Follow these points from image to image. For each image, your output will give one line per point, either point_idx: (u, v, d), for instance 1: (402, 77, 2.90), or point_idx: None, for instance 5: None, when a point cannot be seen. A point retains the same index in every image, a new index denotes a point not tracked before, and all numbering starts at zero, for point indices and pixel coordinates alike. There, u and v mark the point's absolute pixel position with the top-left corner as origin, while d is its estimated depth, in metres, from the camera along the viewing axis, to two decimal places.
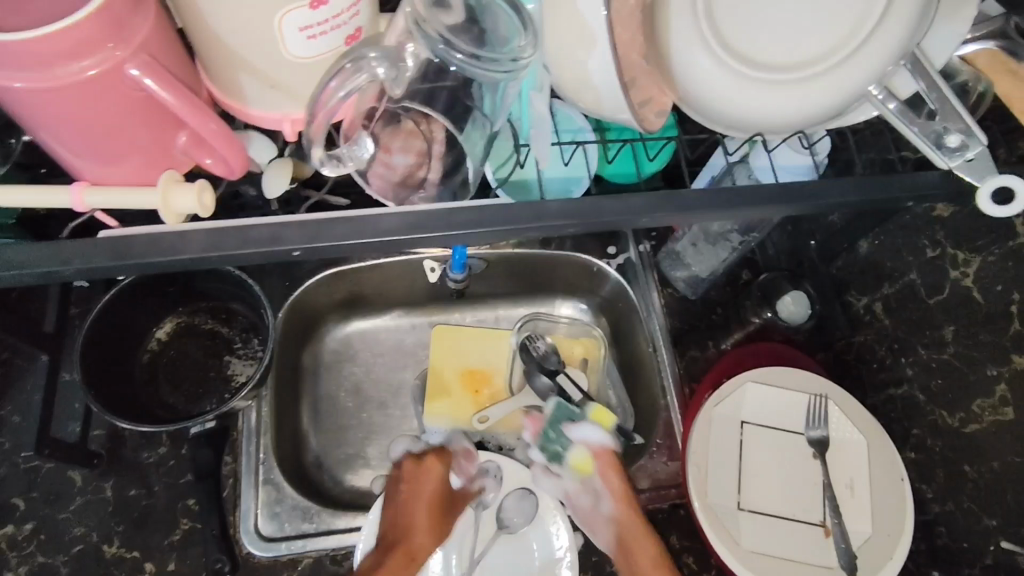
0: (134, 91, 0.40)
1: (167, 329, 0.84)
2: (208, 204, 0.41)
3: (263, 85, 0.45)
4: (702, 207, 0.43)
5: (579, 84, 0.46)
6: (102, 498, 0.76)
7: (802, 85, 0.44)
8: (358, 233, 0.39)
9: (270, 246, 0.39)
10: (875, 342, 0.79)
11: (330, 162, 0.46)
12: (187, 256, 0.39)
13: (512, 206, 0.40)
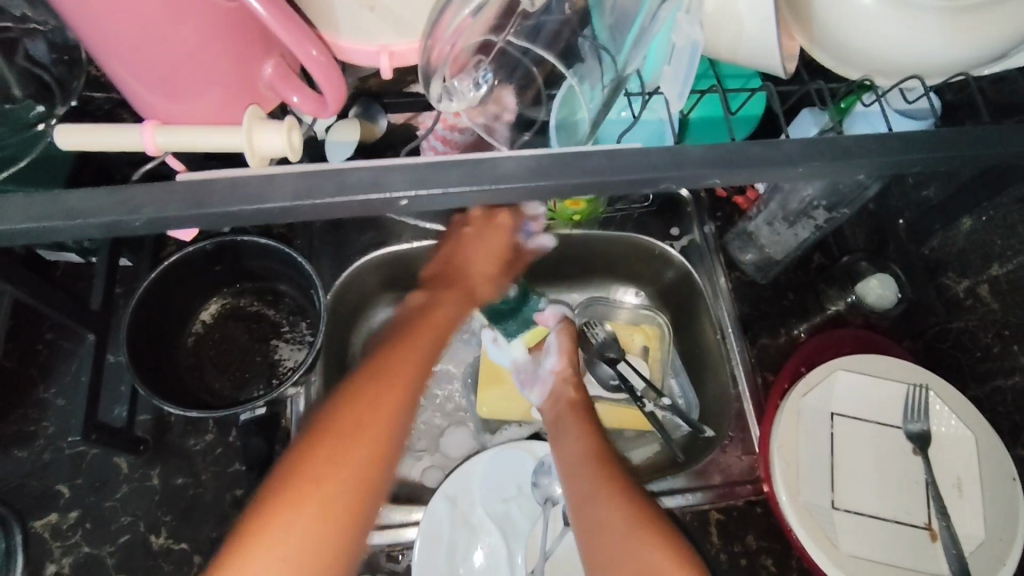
0: (222, 5, 0.35)
1: (212, 310, 0.81)
2: (298, 144, 0.36)
3: (361, 5, 0.39)
4: (851, 159, 0.37)
5: (722, 16, 0.42)
6: (149, 486, 0.72)
7: (982, 12, 0.36)
8: (471, 179, 0.34)
9: (373, 194, 0.34)
10: (980, 329, 0.71)
11: (445, 96, 0.42)
12: (273, 207, 0.34)
13: (637, 153, 0.35)
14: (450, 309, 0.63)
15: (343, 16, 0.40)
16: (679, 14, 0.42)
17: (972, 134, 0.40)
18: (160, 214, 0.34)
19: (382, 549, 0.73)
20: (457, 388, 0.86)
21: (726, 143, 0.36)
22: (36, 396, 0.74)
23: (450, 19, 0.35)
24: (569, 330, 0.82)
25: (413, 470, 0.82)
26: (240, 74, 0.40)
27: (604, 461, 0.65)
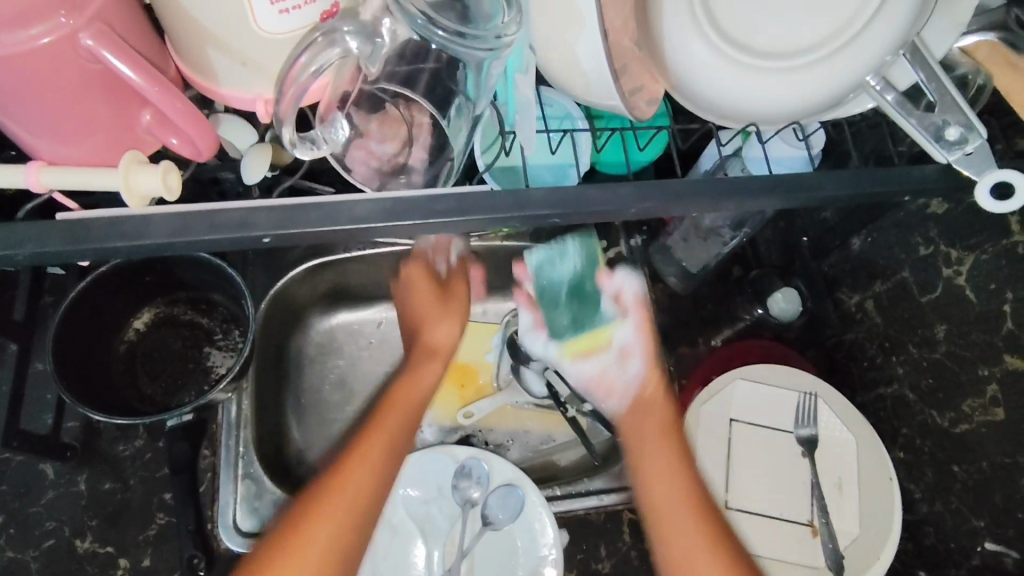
0: (90, 63, 0.39)
1: (145, 319, 0.82)
2: (174, 186, 0.40)
3: (234, 62, 0.42)
4: (688, 200, 0.41)
5: (569, 70, 0.44)
6: (74, 491, 0.74)
7: (802, 71, 0.43)
8: (332, 219, 0.38)
9: (241, 232, 0.36)
10: (865, 340, 0.77)
11: (303, 145, 0.45)
12: (153, 241, 0.37)
13: (488, 196, 0.39)
14: (428, 374, 0.67)
15: (223, 73, 0.43)
16: (518, 73, 0.47)
17: (810, 180, 0.43)
18: (52, 247, 0.37)
19: None
20: None
21: (571, 186, 0.40)
22: None
23: (296, 75, 0.39)
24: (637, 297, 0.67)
25: None
26: (118, 119, 0.43)
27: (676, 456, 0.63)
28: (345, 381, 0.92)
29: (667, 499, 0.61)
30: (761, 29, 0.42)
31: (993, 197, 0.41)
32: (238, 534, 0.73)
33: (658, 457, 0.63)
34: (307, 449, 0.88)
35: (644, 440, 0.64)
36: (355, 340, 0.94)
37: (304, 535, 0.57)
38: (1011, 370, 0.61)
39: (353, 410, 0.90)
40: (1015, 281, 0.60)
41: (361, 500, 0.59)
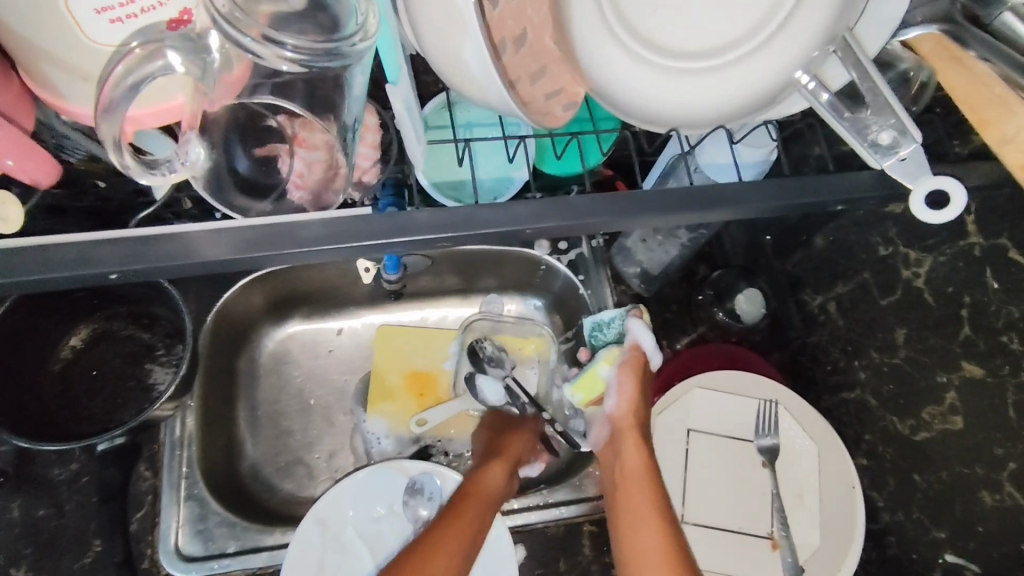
0: None
1: (82, 336, 0.79)
2: (10, 216, 0.47)
3: (73, 76, 0.39)
4: (586, 212, 0.43)
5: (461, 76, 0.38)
6: (7, 519, 0.71)
7: (724, 71, 0.39)
8: (187, 254, 0.41)
9: (82, 267, 0.40)
10: (829, 343, 0.75)
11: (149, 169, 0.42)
12: (9, 278, 0.39)
13: (366, 220, 0.43)
14: (492, 475, 0.73)
15: (63, 86, 0.40)
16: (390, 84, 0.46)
17: (719, 193, 0.44)
18: None
19: (254, 570, 0.73)
20: (350, 406, 0.89)
21: (462, 207, 0.43)
22: None
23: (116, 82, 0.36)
24: (635, 357, 0.71)
25: (301, 488, 0.85)
26: None
27: (651, 503, 0.62)
28: (301, 393, 0.89)
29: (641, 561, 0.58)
30: (676, 27, 0.39)
31: (928, 204, 0.40)
32: (179, 558, 0.72)
33: (631, 505, 0.62)
34: (262, 463, 0.85)
35: (627, 530, 0.61)
36: (310, 351, 0.91)
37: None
38: (968, 378, 0.60)
39: (308, 423, 0.87)
40: (973, 285, 0.58)
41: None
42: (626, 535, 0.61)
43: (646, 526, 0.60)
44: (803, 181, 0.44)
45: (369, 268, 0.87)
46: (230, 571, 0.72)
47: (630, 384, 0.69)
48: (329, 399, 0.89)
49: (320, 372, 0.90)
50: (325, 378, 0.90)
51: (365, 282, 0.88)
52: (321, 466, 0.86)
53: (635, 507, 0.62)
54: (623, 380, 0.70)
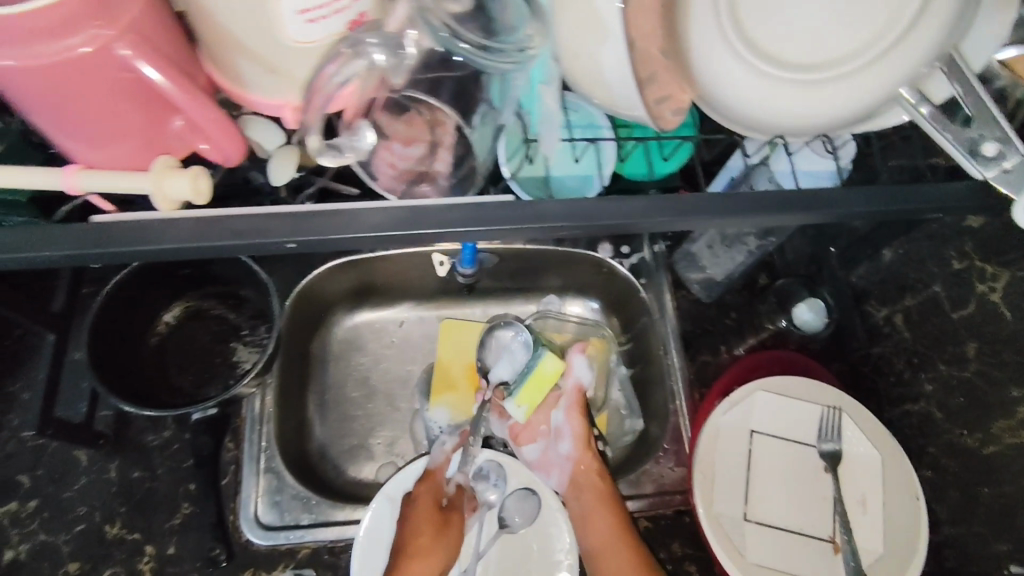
0: (123, 74, 0.38)
1: (176, 312, 0.85)
2: (203, 189, 0.41)
3: (262, 69, 0.42)
4: (694, 214, 0.44)
5: (594, 82, 0.43)
6: (105, 478, 0.76)
7: (837, 83, 0.41)
8: (341, 229, 0.41)
9: (259, 239, 0.41)
10: (893, 354, 0.76)
11: (330, 152, 0.47)
12: (172, 244, 0.40)
13: (497, 209, 0.42)
14: (427, 569, 0.71)
15: (247, 76, 0.43)
16: (542, 84, 0.49)
17: (823, 197, 0.44)
18: (66, 250, 0.40)
19: (325, 544, 0.76)
20: (413, 393, 0.92)
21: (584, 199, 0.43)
22: (3, 389, 0.78)
23: (326, 83, 0.41)
24: (579, 397, 0.84)
25: (364, 470, 0.88)
26: (149, 126, 0.42)
27: (612, 523, 0.74)
28: (368, 379, 0.93)
29: None
30: (791, 41, 0.41)
31: None
32: (258, 526, 0.76)
33: (600, 529, 0.75)
34: (329, 444, 0.89)
35: (601, 557, 0.73)
36: (379, 339, 0.95)
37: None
38: None
39: (373, 408, 0.91)
40: None
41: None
42: (598, 556, 0.74)
43: (615, 548, 0.73)
44: (905, 190, 0.44)
45: (444, 261, 0.91)
46: (303, 543, 0.76)
47: (578, 421, 0.83)
48: (394, 385, 0.93)
49: (385, 360, 0.94)
50: (390, 365, 0.94)
51: (440, 274, 0.92)
52: (383, 449, 0.89)
53: (602, 534, 0.74)
54: (577, 425, 0.83)
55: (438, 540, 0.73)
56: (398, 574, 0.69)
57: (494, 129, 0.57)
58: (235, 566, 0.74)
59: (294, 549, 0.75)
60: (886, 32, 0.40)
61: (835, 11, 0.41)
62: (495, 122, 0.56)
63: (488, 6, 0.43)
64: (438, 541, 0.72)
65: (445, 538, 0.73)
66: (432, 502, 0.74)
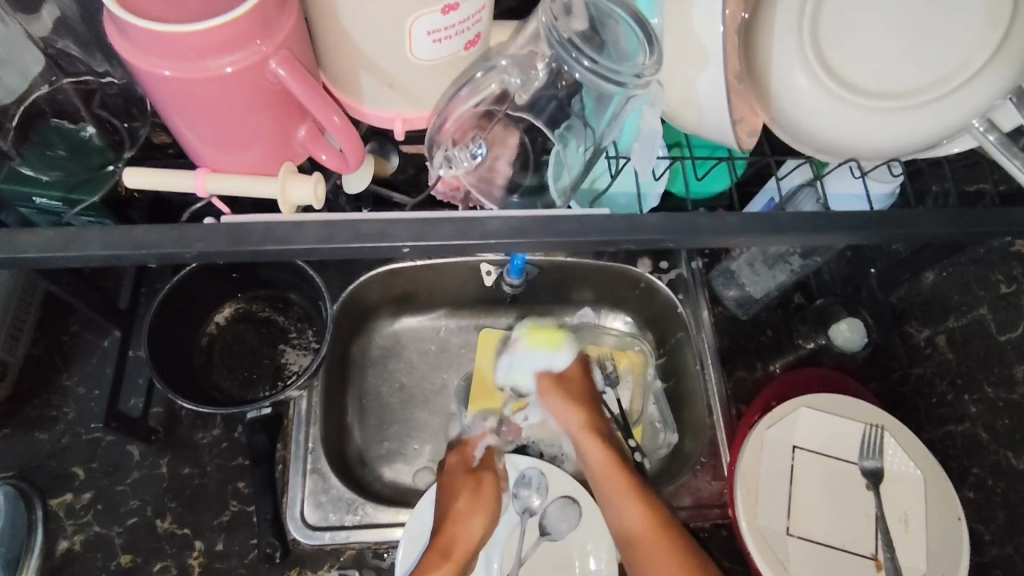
0: (270, 86, 0.39)
1: (226, 313, 0.87)
2: (322, 195, 0.43)
3: (380, 84, 0.44)
4: (788, 231, 0.44)
5: (684, 103, 0.47)
6: (157, 474, 0.78)
7: (917, 111, 0.43)
8: (466, 234, 0.40)
9: (380, 242, 0.40)
10: (934, 375, 0.77)
11: (443, 164, 0.48)
12: (300, 247, 0.40)
13: (606, 220, 0.42)
14: (475, 527, 0.74)
15: (365, 90, 0.45)
16: (644, 106, 0.47)
17: (905, 217, 0.45)
18: (175, 250, 0.40)
19: (370, 546, 0.78)
20: (450, 400, 0.93)
21: (686, 213, 0.43)
22: (60, 383, 0.80)
23: (458, 107, 0.44)
24: (547, 381, 0.86)
25: (402, 475, 0.89)
26: (278, 134, 0.43)
27: (635, 497, 0.74)
28: (405, 384, 0.94)
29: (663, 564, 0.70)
30: (871, 70, 0.43)
31: None
32: (304, 525, 0.77)
33: (624, 503, 0.74)
34: (367, 449, 0.91)
35: (644, 548, 0.71)
36: (416, 345, 0.96)
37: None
38: None
39: (411, 413, 0.92)
40: None
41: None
42: (624, 523, 0.74)
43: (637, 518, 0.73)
44: (975, 215, 0.46)
45: (489, 271, 0.92)
46: (348, 544, 0.77)
47: (559, 399, 0.84)
48: (431, 391, 0.93)
49: (422, 367, 0.95)
50: (427, 371, 0.95)
51: (486, 284, 0.93)
52: (421, 455, 0.90)
53: (624, 501, 0.74)
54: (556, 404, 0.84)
55: (476, 501, 0.76)
56: (450, 538, 0.72)
57: (583, 155, 0.50)
58: (283, 564, 0.76)
59: (340, 549, 0.77)
60: (966, 66, 0.42)
61: (911, 44, 0.43)
62: (582, 146, 0.49)
63: (600, 29, 0.42)
64: (474, 501, 0.76)
65: (483, 498, 0.76)
66: (464, 473, 0.78)
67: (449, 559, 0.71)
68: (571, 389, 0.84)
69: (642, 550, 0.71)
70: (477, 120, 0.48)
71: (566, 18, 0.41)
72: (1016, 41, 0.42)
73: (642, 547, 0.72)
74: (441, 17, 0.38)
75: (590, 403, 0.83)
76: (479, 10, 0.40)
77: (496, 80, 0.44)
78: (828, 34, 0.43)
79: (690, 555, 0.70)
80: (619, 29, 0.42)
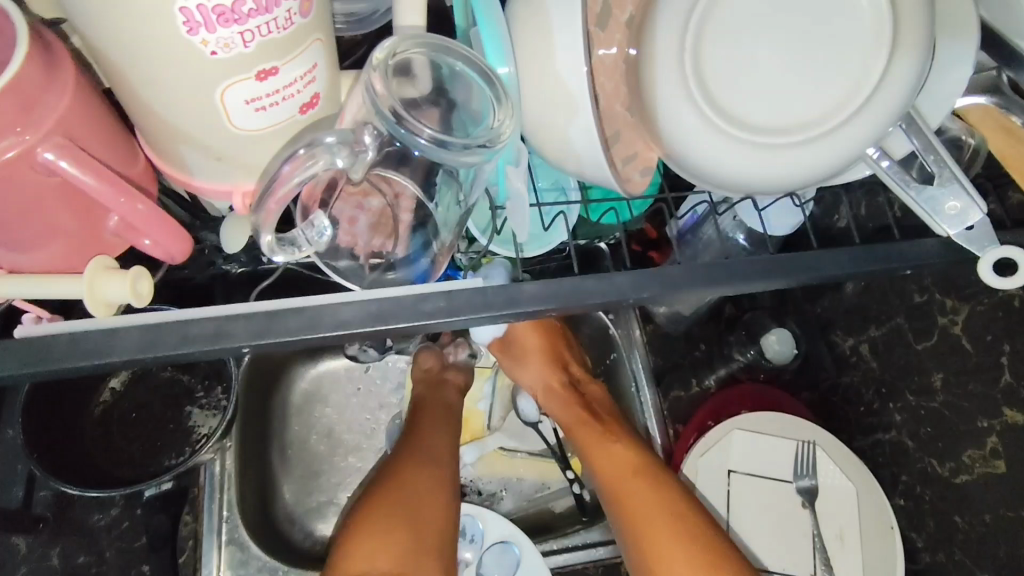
0: (46, 178, 0.35)
1: (122, 378, 0.78)
2: (144, 292, 0.38)
3: (207, 156, 0.38)
4: (685, 288, 0.41)
5: (561, 149, 0.42)
6: (46, 566, 0.70)
7: (800, 149, 0.41)
8: (315, 326, 0.37)
9: (217, 341, 0.37)
10: (861, 384, 0.77)
11: (283, 248, 0.40)
12: (119, 358, 0.36)
13: (483, 289, 0.38)
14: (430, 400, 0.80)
15: (192, 164, 0.39)
16: (509, 165, 0.45)
17: (806, 258, 0.42)
18: (6, 370, 0.36)
19: None
20: (381, 444, 0.89)
21: (566, 278, 0.39)
22: None
23: (281, 183, 0.36)
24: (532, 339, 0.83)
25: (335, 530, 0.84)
26: (82, 223, 0.38)
27: (644, 473, 0.67)
28: (333, 431, 0.89)
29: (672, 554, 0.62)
30: (754, 103, 0.41)
31: (996, 271, 0.42)
32: None
33: (603, 443, 0.71)
34: (296, 505, 0.85)
35: (636, 511, 0.65)
36: (340, 389, 0.90)
37: (409, 475, 0.67)
38: (1011, 424, 0.60)
39: (341, 461, 0.87)
40: (1013, 334, 0.58)
41: (424, 501, 0.66)
42: (601, 475, 0.69)
43: (645, 500, 0.65)
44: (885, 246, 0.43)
45: None
46: None
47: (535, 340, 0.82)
48: (361, 437, 0.89)
49: (351, 411, 0.89)
50: (356, 415, 0.89)
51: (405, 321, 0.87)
52: None
53: (606, 447, 0.70)
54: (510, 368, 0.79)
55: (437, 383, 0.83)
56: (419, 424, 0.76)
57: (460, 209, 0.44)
58: None
59: None
60: (848, 103, 0.40)
61: (794, 75, 0.41)
62: (457, 199, 0.44)
63: (447, 87, 0.39)
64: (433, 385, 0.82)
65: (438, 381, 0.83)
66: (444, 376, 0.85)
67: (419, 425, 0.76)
68: (528, 350, 0.79)
69: (626, 501, 0.66)
70: (323, 187, 0.42)
71: (402, 82, 0.38)
72: (896, 72, 0.40)
73: (622, 490, 0.67)
74: (258, 84, 0.34)
75: (554, 356, 0.79)
76: (307, 71, 0.35)
77: (323, 159, 0.37)
78: (709, 65, 0.40)
79: (699, 539, 0.62)
80: (470, 85, 0.38)
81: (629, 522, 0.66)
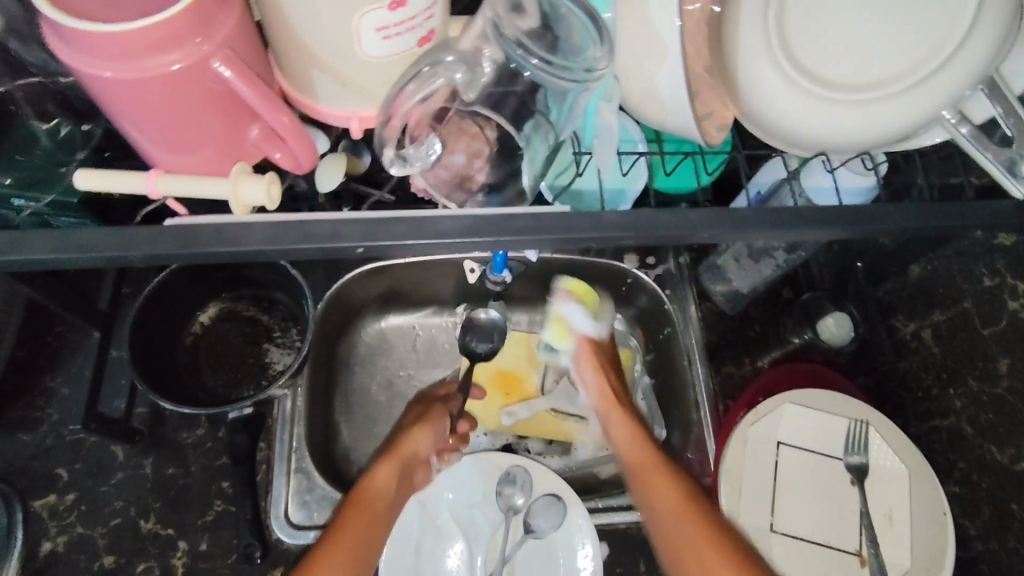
0: (213, 86, 0.41)
1: (211, 313, 0.86)
2: (275, 195, 0.45)
3: (334, 82, 0.45)
4: (760, 228, 0.44)
5: (645, 98, 0.47)
6: (140, 475, 0.78)
7: (882, 104, 0.42)
8: (418, 232, 0.43)
9: (330, 241, 0.43)
10: (921, 369, 0.77)
11: (397, 162, 0.47)
12: (249, 248, 0.42)
13: (567, 216, 0.43)
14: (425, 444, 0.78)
15: (320, 88, 0.46)
16: (601, 101, 0.48)
17: (870, 211, 0.45)
18: (165, 250, 0.42)
19: None
20: None
21: (644, 210, 0.44)
22: (44, 385, 0.80)
23: (403, 103, 0.44)
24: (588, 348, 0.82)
25: None
26: (229, 131, 0.45)
27: (662, 465, 0.68)
28: (394, 383, 0.93)
29: (680, 525, 0.62)
30: (836, 61, 0.42)
31: None
32: (288, 524, 0.77)
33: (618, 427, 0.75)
34: (354, 447, 0.89)
35: (651, 481, 0.67)
36: (404, 343, 0.95)
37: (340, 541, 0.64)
38: None
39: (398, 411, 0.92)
40: None
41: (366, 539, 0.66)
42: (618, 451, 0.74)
43: (676, 506, 0.64)
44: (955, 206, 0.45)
45: (473, 268, 0.91)
46: None
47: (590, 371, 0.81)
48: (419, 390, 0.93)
49: (413, 364, 0.94)
50: (416, 369, 0.94)
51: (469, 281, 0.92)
52: None
53: (620, 432, 0.74)
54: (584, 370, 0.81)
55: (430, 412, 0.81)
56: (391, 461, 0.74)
57: (546, 148, 0.50)
58: (264, 564, 0.75)
59: None
60: (933, 58, 0.41)
61: (880, 29, 0.42)
62: (547, 141, 0.50)
63: (553, 24, 0.45)
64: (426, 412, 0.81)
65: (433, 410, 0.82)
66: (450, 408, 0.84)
67: (390, 457, 0.74)
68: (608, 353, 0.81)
69: (633, 475, 0.69)
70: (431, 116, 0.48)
71: (515, 16, 0.44)
72: (982, 30, 0.41)
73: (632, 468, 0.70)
74: (389, 14, 0.40)
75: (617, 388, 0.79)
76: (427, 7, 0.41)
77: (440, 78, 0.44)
78: (795, 24, 0.42)
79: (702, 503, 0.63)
80: (572, 22, 0.44)
81: (643, 493, 0.68)
